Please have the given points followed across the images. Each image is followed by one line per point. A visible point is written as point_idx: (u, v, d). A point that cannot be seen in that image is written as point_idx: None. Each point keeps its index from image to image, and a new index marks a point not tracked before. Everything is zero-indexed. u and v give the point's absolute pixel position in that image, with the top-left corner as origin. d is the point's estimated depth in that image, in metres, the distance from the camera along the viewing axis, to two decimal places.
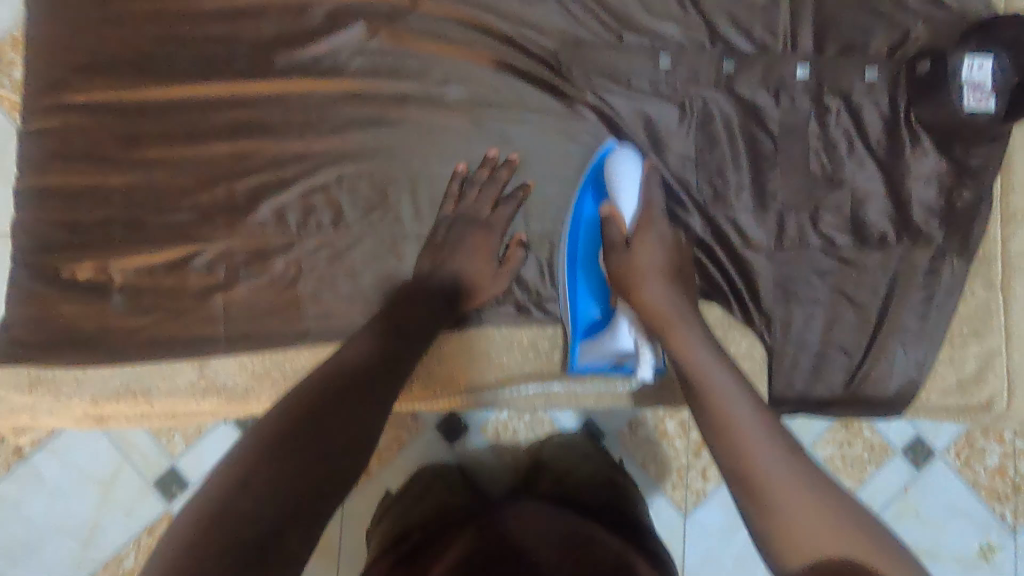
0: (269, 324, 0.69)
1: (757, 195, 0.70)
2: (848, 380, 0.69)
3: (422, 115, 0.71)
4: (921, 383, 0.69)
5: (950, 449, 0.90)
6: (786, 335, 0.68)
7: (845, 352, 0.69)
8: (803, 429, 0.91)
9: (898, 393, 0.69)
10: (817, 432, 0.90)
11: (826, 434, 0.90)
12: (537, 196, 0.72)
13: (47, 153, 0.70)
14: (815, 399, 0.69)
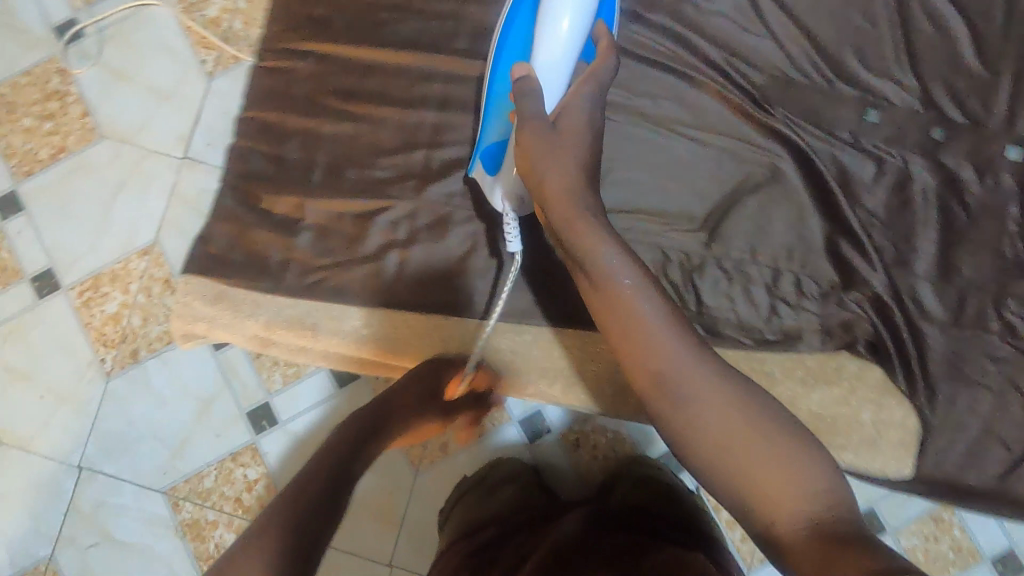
0: (437, 291, 0.72)
1: (941, 267, 0.68)
2: (1003, 475, 0.66)
3: (620, 122, 0.72)
4: None
5: None
6: (947, 416, 0.67)
7: (1005, 446, 0.66)
8: (890, 512, 0.87)
9: None
10: (903, 518, 0.87)
11: (912, 523, 0.87)
12: (719, 217, 0.71)
13: (273, 91, 0.75)
14: (961, 487, 0.67)
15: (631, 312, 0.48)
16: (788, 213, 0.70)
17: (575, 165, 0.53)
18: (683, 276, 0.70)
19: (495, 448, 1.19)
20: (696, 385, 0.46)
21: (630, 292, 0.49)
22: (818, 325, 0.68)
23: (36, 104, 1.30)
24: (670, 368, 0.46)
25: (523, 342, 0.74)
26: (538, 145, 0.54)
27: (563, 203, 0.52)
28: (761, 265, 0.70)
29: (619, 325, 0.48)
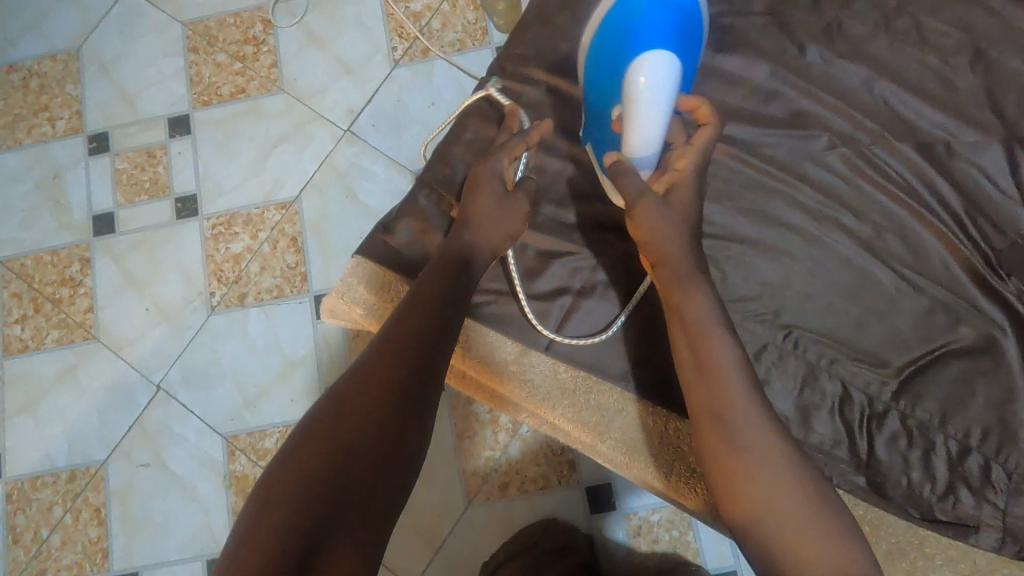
0: (599, 355, 0.69)
1: None
2: None
3: (832, 240, 0.69)
4: None
5: None
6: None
7: None
8: None
9: None
10: None
11: None
12: (925, 376, 0.65)
13: (493, 107, 0.76)
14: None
15: (710, 360, 0.55)
16: (995, 391, 0.64)
17: (684, 226, 0.61)
18: (861, 421, 0.65)
19: (556, 507, 1.13)
20: (753, 433, 0.52)
21: (716, 348, 0.56)
22: (999, 523, 0.61)
23: (234, 44, 1.37)
24: (736, 410, 0.53)
25: (669, 431, 0.67)
26: (651, 203, 0.60)
27: (671, 259, 0.60)
28: (952, 434, 0.64)
29: (700, 375, 0.55)
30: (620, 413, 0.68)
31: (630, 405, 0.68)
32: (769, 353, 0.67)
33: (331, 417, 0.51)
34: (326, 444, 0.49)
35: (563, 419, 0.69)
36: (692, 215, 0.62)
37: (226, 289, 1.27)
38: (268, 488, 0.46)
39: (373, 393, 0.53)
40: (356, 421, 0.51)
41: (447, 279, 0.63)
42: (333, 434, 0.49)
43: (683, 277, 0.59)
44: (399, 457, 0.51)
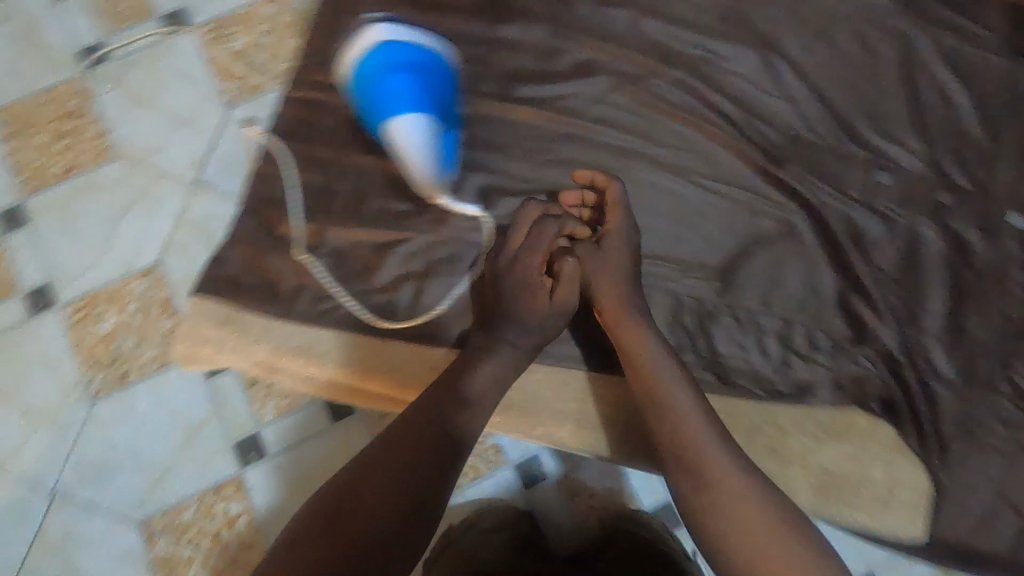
0: (450, 324, 0.70)
1: (950, 325, 0.70)
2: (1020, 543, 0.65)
3: (638, 170, 0.74)
4: None
5: None
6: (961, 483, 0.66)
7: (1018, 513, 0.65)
8: None
9: None
10: None
11: None
12: (743, 269, 0.71)
13: (300, 120, 0.77)
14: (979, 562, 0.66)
15: (671, 404, 0.58)
16: (802, 267, 0.71)
17: (618, 269, 0.65)
18: (696, 323, 0.70)
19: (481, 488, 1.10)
20: (721, 473, 0.54)
21: (676, 392, 0.58)
22: (830, 379, 0.69)
23: (52, 122, 1.31)
24: (700, 453, 0.55)
25: (537, 380, 0.72)
26: (588, 256, 0.65)
27: (607, 310, 0.64)
28: (775, 315, 0.70)
29: (667, 420, 0.57)
30: None
31: None
32: None
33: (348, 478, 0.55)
34: (328, 541, 0.50)
35: None
36: (624, 260, 0.66)
37: (105, 372, 1.21)
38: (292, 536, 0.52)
39: (374, 496, 0.53)
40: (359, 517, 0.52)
41: (471, 353, 0.64)
42: (329, 529, 0.51)
43: (630, 322, 0.63)
44: (407, 533, 0.52)
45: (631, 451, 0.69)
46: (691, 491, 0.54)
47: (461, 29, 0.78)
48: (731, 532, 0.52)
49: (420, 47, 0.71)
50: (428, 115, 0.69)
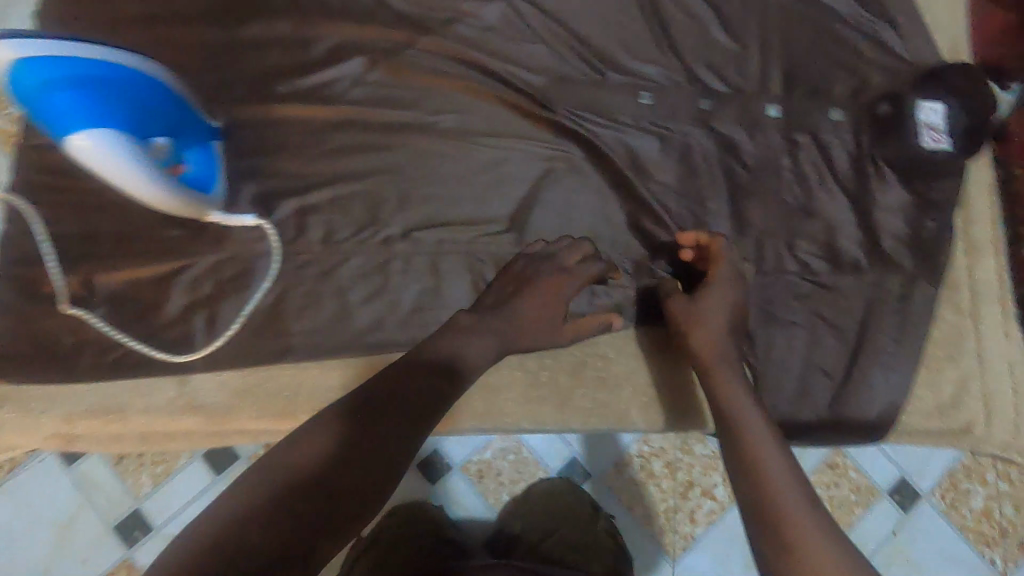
0: (254, 342, 0.67)
1: (736, 221, 0.74)
2: (833, 401, 0.71)
3: (414, 142, 0.73)
4: (901, 406, 0.71)
5: (892, 489, 1.20)
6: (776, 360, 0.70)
7: (828, 375, 0.72)
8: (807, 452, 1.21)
9: (880, 417, 0.71)
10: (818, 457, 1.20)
11: (819, 467, 1.20)
12: (535, 215, 0.73)
13: (41, 167, 0.70)
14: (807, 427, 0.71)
15: (756, 433, 0.55)
16: (591, 200, 0.73)
17: (720, 318, 0.64)
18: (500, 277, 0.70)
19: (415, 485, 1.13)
20: (784, 494, 0.50)
21: (755, 421, 0.56)
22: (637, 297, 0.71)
23: None
24: (771, 475, 0.52)
25: (354, 374, 0.68)
26: (682, 304, 0.66)
27: (698, 356, 0.63)
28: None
29: (743, 450, 0.54)
30: (301, 386, 0.67)
31: (304, 375, 0.67)
32: (398, 262, 0.70)
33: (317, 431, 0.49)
34: (274, 495, 0.44)
35: (253, 422, 0.67)
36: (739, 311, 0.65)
37: None
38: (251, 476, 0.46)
39: (333, 461, 0.47)
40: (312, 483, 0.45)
41: (458, 330, 0.60)
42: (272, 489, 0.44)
43: (712, 361, 0.62)
44: (361, 500, 0.46)
45: (467, 413, 0.69)
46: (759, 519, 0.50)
47: (198, 35, 0.73)
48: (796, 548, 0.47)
49: (84, 55, 0.55)
50: (120, 147, 0.56)
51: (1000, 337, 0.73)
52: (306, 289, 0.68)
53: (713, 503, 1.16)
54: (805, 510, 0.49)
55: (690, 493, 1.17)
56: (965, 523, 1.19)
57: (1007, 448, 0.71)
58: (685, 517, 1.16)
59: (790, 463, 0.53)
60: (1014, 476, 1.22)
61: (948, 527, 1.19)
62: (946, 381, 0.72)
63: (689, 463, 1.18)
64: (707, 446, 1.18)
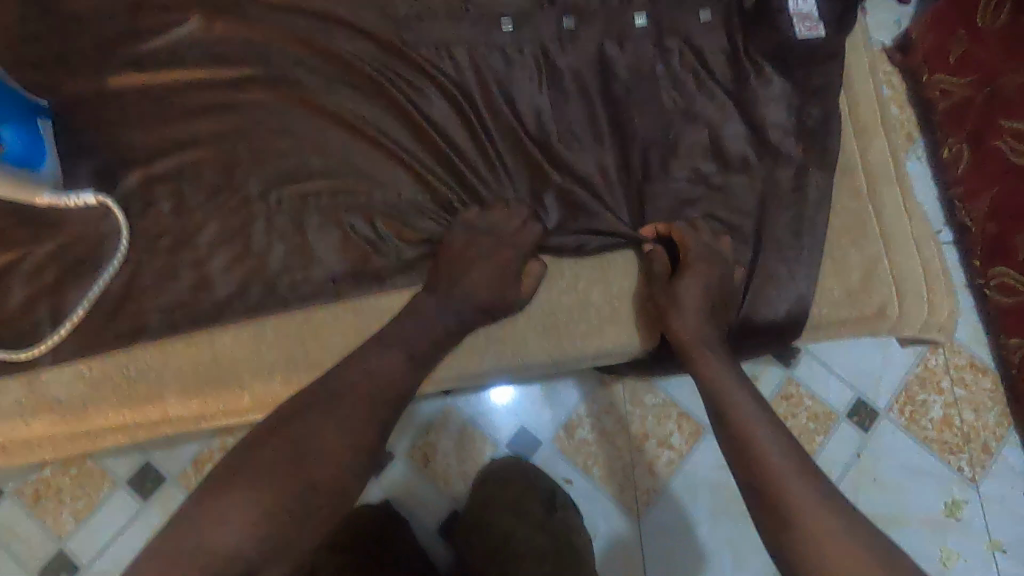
0: (110, 327, 0.61)
1: (616, 137, 0.72)
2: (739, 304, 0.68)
3: (265, 97, 0.68)
4: (811, 300, 0.68)
5: (851, 411, 1.17)
6: (692, 274, 0.66)
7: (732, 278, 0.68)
8: (764, 381, 1.18)
9: (790, 313, 0.68)
10: (774, 385, 1.17)
11: (775, 398, 1.17)
12: (407, 157, 0.68)
13: None
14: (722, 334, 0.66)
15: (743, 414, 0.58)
16: (463, 136, 0.70)
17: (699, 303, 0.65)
18: (378, 223, 0.66)
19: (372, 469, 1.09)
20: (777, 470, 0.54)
21: (743, 406, 0.59)
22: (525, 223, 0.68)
23: None
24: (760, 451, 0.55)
25: (223, 348, 0.62)
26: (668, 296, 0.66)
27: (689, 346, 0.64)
28: (459, 196, 0.69)
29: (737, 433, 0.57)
30: (165, 367, 0.61)
31: (168, 353, 0.62)
32: (260, 221, 0.65)
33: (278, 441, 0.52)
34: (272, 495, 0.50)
35: (116, 415, 0.61)
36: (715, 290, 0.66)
37: None
38: (237, 460, 0.52)
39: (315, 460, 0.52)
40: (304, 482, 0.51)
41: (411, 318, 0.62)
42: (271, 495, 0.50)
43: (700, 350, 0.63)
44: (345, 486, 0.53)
45: None
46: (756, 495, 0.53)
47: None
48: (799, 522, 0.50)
49: None
50: None
51: (903, 216, 0.71)
52: (162, 263, 0.63)
53: (671, 452, 1.12)
54: (800, 487, 0.52)
55: (645, 444, 1.13)
56: (927, 434, 1.17)
57: (926, 327, 0.69)
58: (644, 470, 1.11)
59: (779, 436, 0.56)
60: (969, 379, 1.20)
61: (909, 441, 1.17)
62: (854, 268, 0.69)
63: (641, 415, 1.14)
64: (658, 394, 1.14)
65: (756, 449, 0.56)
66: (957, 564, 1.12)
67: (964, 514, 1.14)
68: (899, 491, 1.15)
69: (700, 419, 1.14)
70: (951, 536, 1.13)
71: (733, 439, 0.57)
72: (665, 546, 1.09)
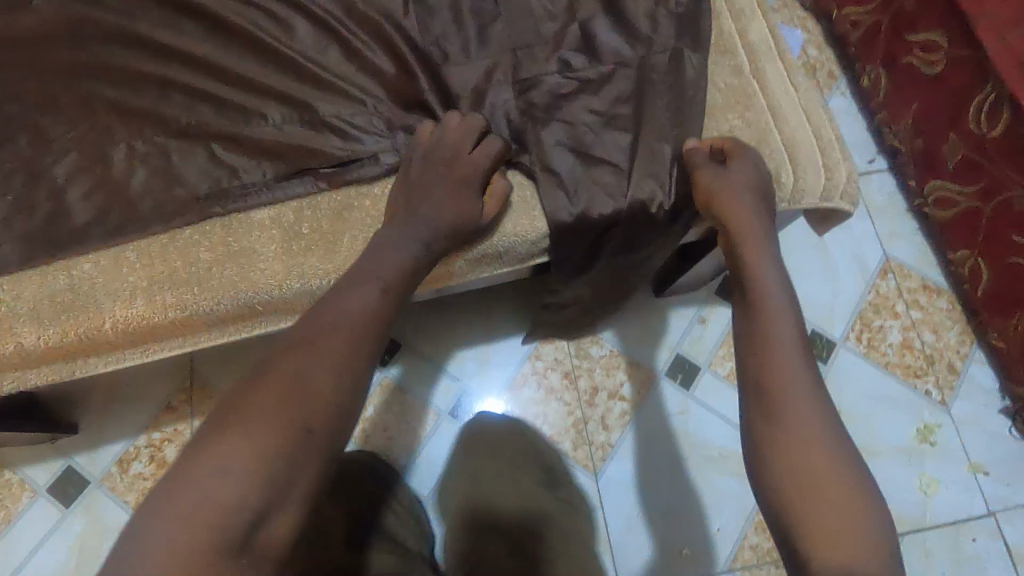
0: None
1: (491, 41, 0.69)
2: (625, 187, 0.65)
3: (119, 26, 0.65)
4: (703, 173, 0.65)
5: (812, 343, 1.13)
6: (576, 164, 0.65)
7: (614, 163, 0.65)
8: (715, 319, 1.10)
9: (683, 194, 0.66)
10: (722, 327, 1.10)
11: (722, 345, 1.09)
12: (279, 77, 0.66)
13: None
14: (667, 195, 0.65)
15: (773, 324, 0.58)
16: (335, 51, 0.67)
17: (745, 189, 0.63)
18: (247, 140, 0.63)
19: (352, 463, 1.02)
20: (798, 381, 0.55)
21: (778, 317, 0.58)
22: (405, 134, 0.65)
23: None
24: (784, 360, 0.56)
25: (81, 275, 0.59)
26: (713, 176, 0.63)
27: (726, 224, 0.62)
28: (335, 106, 0.65)
29: (764, 342, 0.57)
30: (20, 299, 0.58)
31: (24, 284, 0.58)
32: (120, 148, 0.62)
33: (259, 397, 0.47)
34: (275, 426, 0.46)
35: None
36: (756, 183, 0.64)
37: None
38: (238, 397, 0.48)
39: (318, 392, 0.48)
40: (297, 402, 0.47)
41: (291, 236, 0.61)
42: (282, 423, 0.46)
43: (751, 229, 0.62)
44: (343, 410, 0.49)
45: (221, 295, 0.59)
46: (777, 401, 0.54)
47: None
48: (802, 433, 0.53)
49: None
50: None
51: (789, 88, 0.69)
52: (16, 196, 0.60)
53: (624, 404, 1.06)
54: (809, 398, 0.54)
55: (596, 398, 1.06)
56: (888, 360, 1.13)
57: (826, 195, 0.67)
58: (598, 425, 1.05)
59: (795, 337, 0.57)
60: (924, 301, 1.16)
61: (871, 368, 1.12)
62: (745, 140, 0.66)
63: (588, 368, 1.08)
64: (604, 345, 1.09)
65: (776, 359, 0.56)
66: (938, 491, 1.06)
67: (938, 437, 1.08)
68: (867, 420, 1.09)
69: (649, 366, 1.08)
70: (928, 461, 1.07)
71: (756, 341, 0.58)
72: (647, 509, 1.01)
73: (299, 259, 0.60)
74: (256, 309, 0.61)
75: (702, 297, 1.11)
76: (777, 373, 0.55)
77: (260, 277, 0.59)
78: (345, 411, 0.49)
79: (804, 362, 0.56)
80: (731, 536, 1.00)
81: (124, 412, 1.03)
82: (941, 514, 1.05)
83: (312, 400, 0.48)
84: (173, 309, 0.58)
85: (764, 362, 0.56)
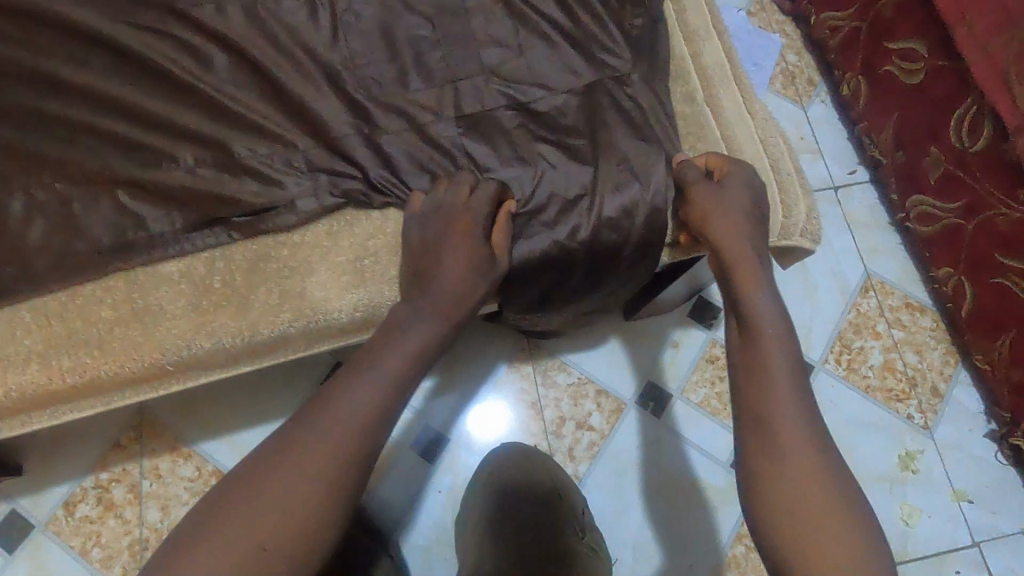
0: None
1: (425, 71, 0.64)
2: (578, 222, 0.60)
3: (17, 61, 0.60)
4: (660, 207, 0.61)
5: None
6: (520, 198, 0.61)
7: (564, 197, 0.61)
8: (689, 341, 1.03)
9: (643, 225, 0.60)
10: (696, 351, 1.03)
11: (696, 373, 1.02)
12: (193, 113, 0.61)
13: None
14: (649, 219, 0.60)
15: (771, 357, 0.52)
16: (256, 85, 0.62)
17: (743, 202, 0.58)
18: (157, 187, 0.58)
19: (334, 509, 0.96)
20: (786, 423, 0.49)
21: (777, 353, 0.52)
22: (330, 174, 0.60)
23: None
24: (775, 400, 0.50)
25: None
26: (708, 190, 0.58)
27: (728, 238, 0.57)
28: (254, 146, 0.61)
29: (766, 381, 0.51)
30: None
31: None
32: (19, 196, 0.58)
33: (227, 505, 0.45)
34: (237, 540, 0.43)
35: None
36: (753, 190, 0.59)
37: None
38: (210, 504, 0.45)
39: (294, 499, 0.45)
40: (266, 511, 0.44)
41: (202, 290, 0.57)
42: (249, 535, 0.43)
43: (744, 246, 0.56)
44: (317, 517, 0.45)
45: (125, 357, 0.55)
46: (780, 441, 0.49)
47: None
48: (792, 483, 0.47)
49: None
50: None
51: (746, 117, 0.64)
52: None
53: (592, 434, 0.98)
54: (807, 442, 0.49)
55: (564, 428, 0.99)
56: (869, 383, 1.08)
57: (784, 234, 0.62)
58: (565, 457, 0.98)
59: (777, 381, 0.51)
60: (907, 320, 1.11)
61: (851, 392, 1.07)
62: (737, 161, 0.60)
63: (555, 399, 1.00)
64: (571, 372, 1.01)
65: (768, 398, 0.51)
66: (920, 521, 1.01)
67: (920, 465, 1.04)
68: (847, 446, 1.05)
69: (619, 393, 1.00)
70: (910, 490, 1.03)
71: (751, 376, 0.52)
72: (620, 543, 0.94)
73: (210, 317, 0.56)
74: (167, 372, 0.57)
75: (673, 319, 1.04)
76: (777, 413, 0.50)
77: (167, 337, 0.55)
78: (310, 516, 0.45)
79: (798, 400, 0.51)
80: (703, 574, 0.94)
81: (68, 452, 0.98)
82: (923, 544, 1.01)
83: (284, 507, 0.44)
84: (73, 374, 0.54)
85: (761, 401, 0.51)
